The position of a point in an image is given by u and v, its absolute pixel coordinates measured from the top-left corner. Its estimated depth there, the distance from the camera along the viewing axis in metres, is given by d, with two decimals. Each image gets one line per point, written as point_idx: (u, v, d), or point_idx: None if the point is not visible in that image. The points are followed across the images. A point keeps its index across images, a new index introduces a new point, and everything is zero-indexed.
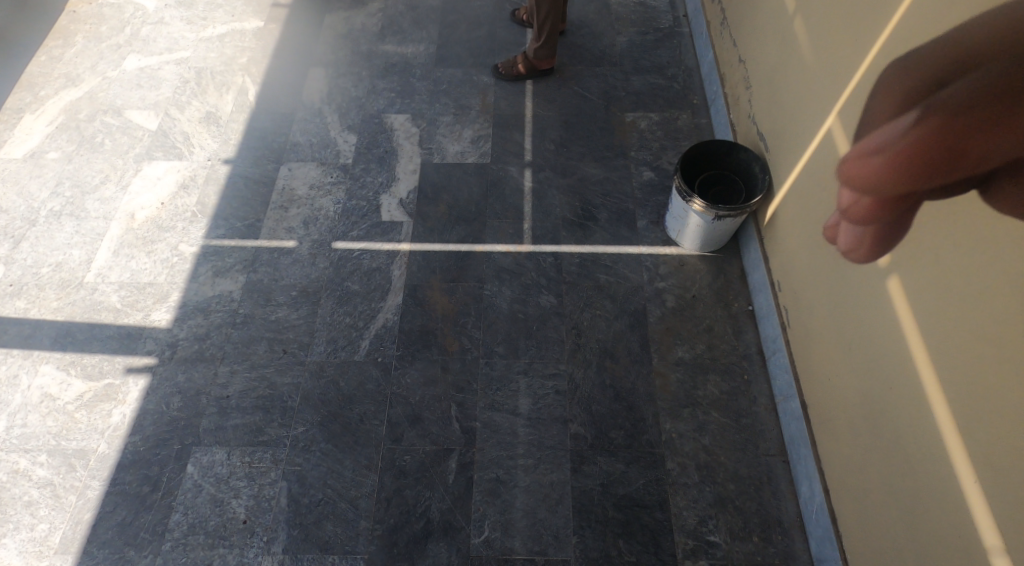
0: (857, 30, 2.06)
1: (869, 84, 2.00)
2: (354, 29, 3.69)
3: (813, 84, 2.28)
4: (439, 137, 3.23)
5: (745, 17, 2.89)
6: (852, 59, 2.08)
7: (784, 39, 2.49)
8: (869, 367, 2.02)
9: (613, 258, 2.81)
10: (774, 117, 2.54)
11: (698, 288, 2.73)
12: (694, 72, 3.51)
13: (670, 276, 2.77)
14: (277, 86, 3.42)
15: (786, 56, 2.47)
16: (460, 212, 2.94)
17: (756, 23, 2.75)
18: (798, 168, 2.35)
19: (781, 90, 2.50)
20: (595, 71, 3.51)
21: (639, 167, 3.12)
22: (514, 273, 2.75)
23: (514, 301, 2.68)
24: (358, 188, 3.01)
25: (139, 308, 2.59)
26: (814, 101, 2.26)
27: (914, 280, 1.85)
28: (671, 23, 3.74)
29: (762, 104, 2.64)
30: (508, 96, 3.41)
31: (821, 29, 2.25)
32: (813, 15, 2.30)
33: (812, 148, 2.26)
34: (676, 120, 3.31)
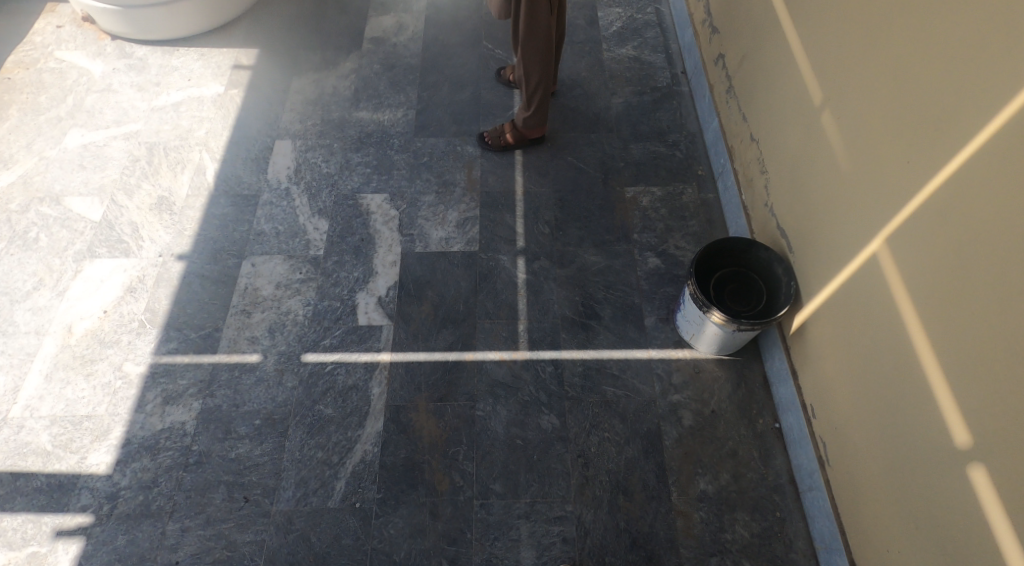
0: (909, 143, 1.73)
1: (930, 212, 1.68)
2: (325, 94, 3.41)
3: (847, 192, 1.94)
4: (421, 221, 2.94)
5: (755, 91, 2.60)
6: (902, 175, 1.75)
7: (806, 127, 2.17)
8: (935, 546, 1.68)
9: (624, 367, 2.48)
10: (797, 214, 2.22)
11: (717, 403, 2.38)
12: (697, 137, 3.24)
13: (685, 388, 2.42)
14: (240, 161, 3.11)
15: (808, 148, 2.15)
16: (447, 311, 2.63)
17: (770, 101, 2.44)
18: (833, 285, 2.01)
19: (805, 186, 2.17)
20: (589, 139, 3.25)
21: (643, 253, 2.84)
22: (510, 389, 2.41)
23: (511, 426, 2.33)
24: (331, 286, 2.70)
25: (73, 450, 2.22)
26: (850, 213, 1.93)
27: (999, 461, 1.52)
28: (668, 81, 3.49)
29: (783, 195, 2.33)
30: (495, 169, 3.14)
31: (856, 130, 1.92)
32: (843, 111, 1.97)
33: (850, 265, 1.92)
34: (680, 195, 3.04)
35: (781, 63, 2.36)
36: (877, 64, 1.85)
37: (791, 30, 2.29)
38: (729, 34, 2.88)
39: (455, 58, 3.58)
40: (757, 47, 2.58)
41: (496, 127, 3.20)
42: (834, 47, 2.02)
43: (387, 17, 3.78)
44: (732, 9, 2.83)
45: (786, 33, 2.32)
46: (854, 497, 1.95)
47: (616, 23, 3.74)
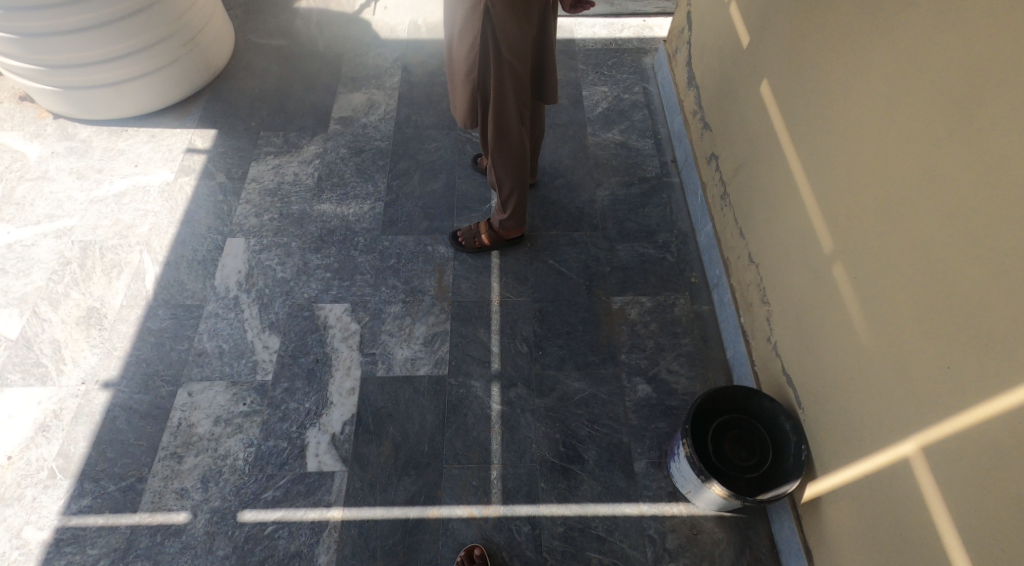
0: (957, 339, 1.49)
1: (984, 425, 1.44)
2: (284, 182, 3.10)
3: (868, 370, 1.70)
4: (385, 336, 2.62)
5: (756, 210, 2.33)
6: (944, 370, 1.51)
7: (816, 275, 1.91)
8: None
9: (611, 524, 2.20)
10: (808, 371, 1.94)
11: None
12: (689, 237, 2.95)
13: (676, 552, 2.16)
14: (183, 265, 2.80)
15: (818, 301, 1.89)
16: (409, 454, 2.31)
17: (775, 229, 2.18)
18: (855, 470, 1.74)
19: (816, 345, 1.91)
20: (571, 238, 2.95)
21: (631, 378, 2.53)
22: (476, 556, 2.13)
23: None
24: (277, 420, 2.37)
25: None
26: (872, 396, 1.68)
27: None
28: (658, 170, 3.20)
29: (792, 341, 2.04)
30: (470, 273, 2.83)
31: (881, 303, 1.67)
32: (864, 275, 1.72)
33: (875, 457, 1.67)
34: (672, 307, 2.74)
35: (787, 191, 2.10)
36: (909, 234, 1.60)
37: (796, 159, 2.03)
38: (725, 137, 2.63)
39: (429, 141, 3.29)
40: (757, 161, 2.32)
41: (470, 225, 2.90)
42: (849, 198, 1.77)
43: (357, 94, 3.49)
44: (727, 111, 2.58)
45: (790, 160, 2.07)
46: None
47: (602, 104, 3.48)
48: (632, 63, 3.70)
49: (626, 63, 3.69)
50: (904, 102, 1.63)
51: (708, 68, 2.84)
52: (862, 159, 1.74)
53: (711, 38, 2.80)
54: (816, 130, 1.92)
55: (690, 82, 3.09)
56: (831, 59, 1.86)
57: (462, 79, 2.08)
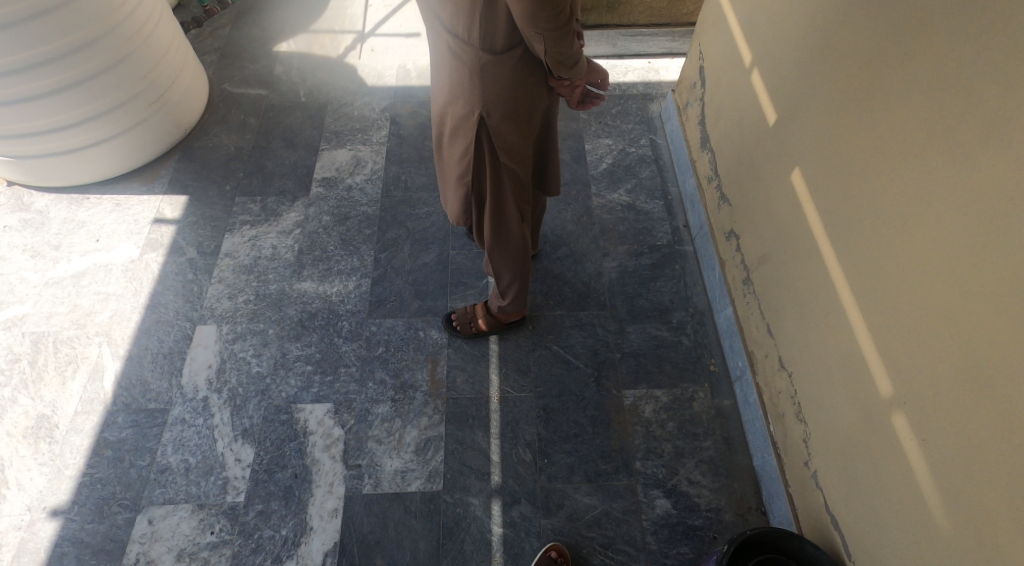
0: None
1: None
2: (261, 257, 2.81)
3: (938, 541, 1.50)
4: (372, 443, 2.36)
5: (790, 312, 2.06)
6: None
7: (874, 422, 1.67)
8: None
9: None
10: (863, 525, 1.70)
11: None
12: (706, 316, 2.66)
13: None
14: (146, 360, 2.53)
15: (879, 454, 1.65)
16: None
17: (812, 343, 1.92)
18: None
19: (873, 505, 1.66)
20: (576, 319, 2.67)
21: (648, 491, 2.26)
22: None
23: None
24: (250, 552, 2.15)
25: None
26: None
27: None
28: (670, 236, 2.91)
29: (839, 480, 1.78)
30: (465, 364, 2.55)
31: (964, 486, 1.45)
32: (941, 448, 1.50)
33: None
34: (690, 401, 2.45)
35: (826, 308, 1.83)
36: (1003, 416, 1.38)
37: (840, 279, 1.77)
38: (748, 220, 2.37)
39: (420, 205, 2.99)
40: (790, 257, 2.06)
41: (465, 308, 2.61)
42: (921, 353, 1.54)
43: (342, 150, 3.18)
44: (753, 191, 2.32)
45: (830, 276, 1.81)
46: None
47: (606, 160, 3.18)
48: (637, 111, 3.39)
49: (631, 111, 3.38)
50: (985, 240, 1.42)
51: (727, 135, 2.56)
52: (938, 311, 1.50)
53: (731, 103, 2.53)
54: (868, 258, 1.67)
55: (705, 143, 2.80)
56: (887, 182, 1.62)
57: (454, 180, 1.86)
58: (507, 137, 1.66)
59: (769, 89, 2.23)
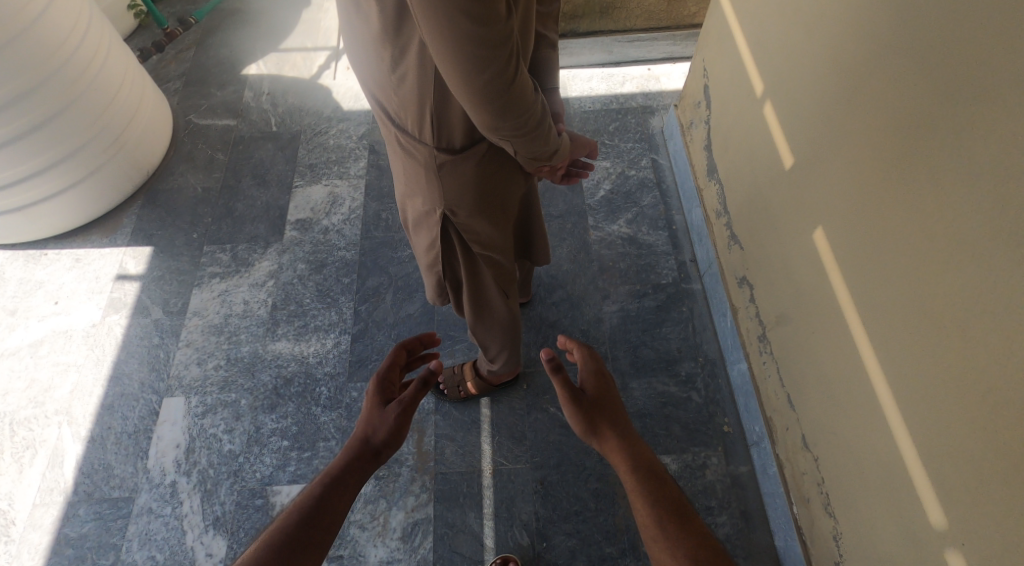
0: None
1: None
2: (232, 314, 2.60)
3: None
4: (355, 530, 2.18)
5: (816, 389, 1.82)
6: None
7: None
8: None
9: (602, 404, 1.58)
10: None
11: (690, 542, 1.40)
12: (718, 367, 2.43)
13: (637, 468, 1.49)
14: (109, 440, 2.34)
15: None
16: None
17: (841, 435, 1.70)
18: None
19: None
20: (575, 375, 2.44)
21: None
22: (354, 454, 1.48)
23: (283, 537, 1.36)
24: None
25: None
26: None
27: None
28: (676, 273, 2.65)
29: None
30: (455, 432, 2.33)
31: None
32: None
33: None
34: (703, 470, 2.25)
35: None
36: None
37: (883, 380, 1.59)
38: (763, 272, 2.12)
39: (402, 247, 2.75)
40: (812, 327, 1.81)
41: (454, 371, 2.37)
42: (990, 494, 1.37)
43: (317, 186, 2.92)
44: (769, 240, 2.06)
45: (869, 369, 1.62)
46: None
47: (604, 185, 2.89)
48: (637, 126, 3.10)
49: (630, 127, 3.10)
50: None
51: (738, 169, 2.28)
52: (1005, 445, 1.34)
53: (740, 134, 2.25)
54: (923, 367, 1.49)
55: (712, 172, 2.53)
56: (941, 284, 1.44)
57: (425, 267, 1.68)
58: (477, 230, 1.48)
59: (785, 127, 1.95)
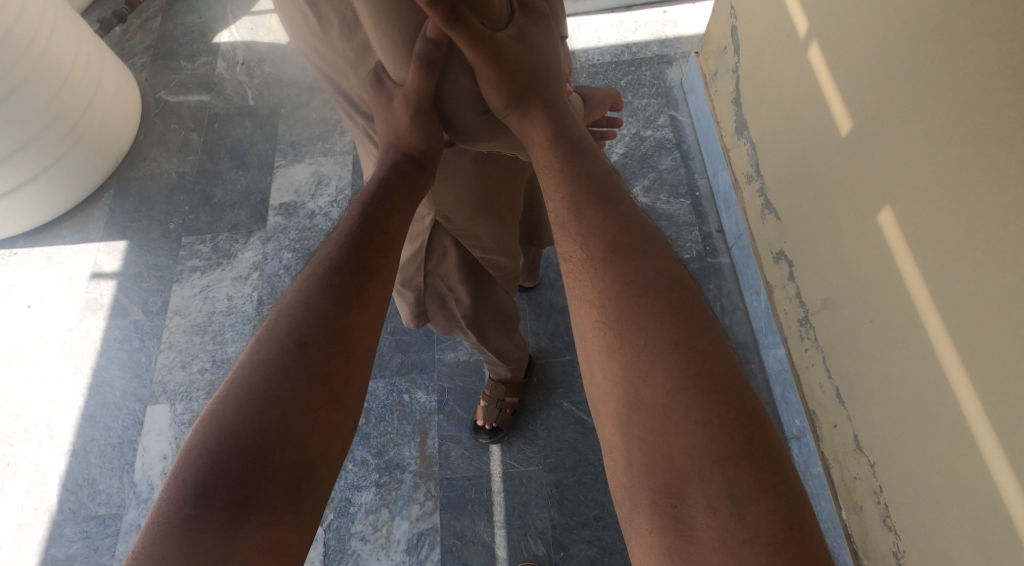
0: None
1: None
2: (217, 312, 2.42)
3: None
4: (356, 543, 2.03)
5: None
6: None
7: None
8: None
9: (523, 84, 1.08)
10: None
11: (656, 293, 0.95)
12: (751, 351, 2.23)
13: (575, 195, 1.02)
14: (93, 454, 2.18)
15: None
16: None
17: None
18: None
19: None
20: None
21: None
22: (387, 196, 1.10)
23: (303, 315, 0.98)
24: None
25: None
26: None
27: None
28: (700, 246, 2.44)
29: None
30: (461, 434, 2.17)
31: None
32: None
33: None
34: None
35: None
36: None
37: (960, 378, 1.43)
38: (806, 249, 1.91)
39: None
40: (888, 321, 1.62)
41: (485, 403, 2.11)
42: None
43: (300, 166, 2.70)
44: (818, 213, 1.85)
45: None
46: None
47: (616, 149, 2.65)
48: (653, 79, 2.81)
49: (644, 81, 2.81)
50: None
51: (775, 130, 2.04)
52: None
53: (778, 91, 2.01)
54: (1014, 376, 1.36)
55: (741, 130, 2.27)
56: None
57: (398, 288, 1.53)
58: (472, 241, 1.43)
59: (844, 90, 1.75)
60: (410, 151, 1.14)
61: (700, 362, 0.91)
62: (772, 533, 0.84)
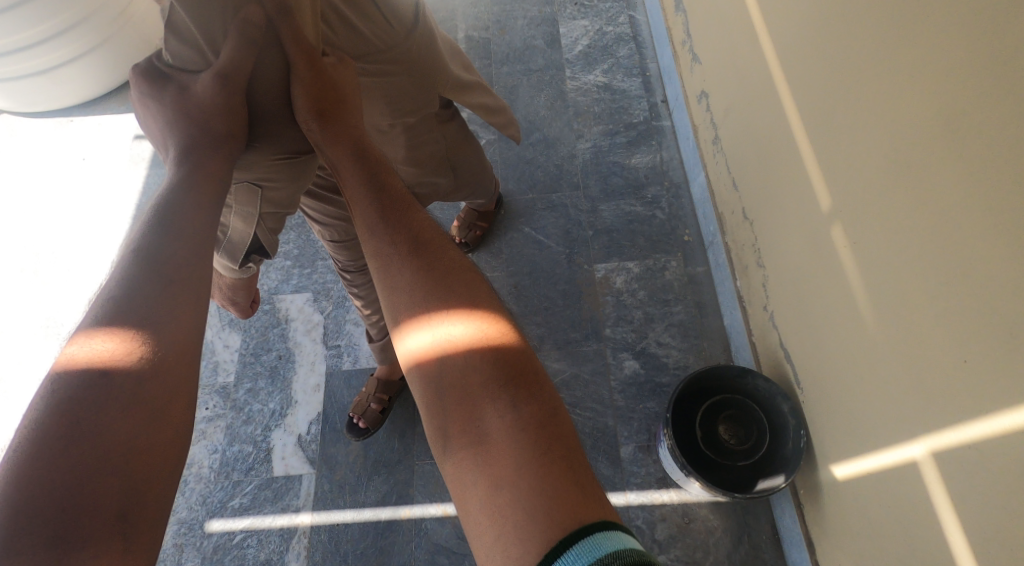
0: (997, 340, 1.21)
1: (944, 365, 1.30)
2: None
3: (836, 315, 1.58)
4: (350, 325, 2.47)
5: (748, 152, 2.05)
6: (898, 299, 1.39)
7: (817, 229, 1.62)
8: None
9: (331, 101, 1.27)
10: (823, 351, 1.64)
11: (440, 270, 1.10)
12: (682, 189, 2.69)
13: (376, 198, 1.17)
14: None
15: (816, 255, 1.64)
16: (379, 452, 2.20)
17: (768, 181, 1.91)
18: (840, 431, 1.59)
19: (813, 319, 1.67)
20: (548, 201, 2.73)
21: (617, 355, 2.34)
22: (189, 206, 1.14)
23: (104, 340, 0.99)
24: (242, 424, 2.29)
25: None
26: (852, 344, 1.53)
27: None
28: (647, 113, 2.91)
29: (792, 309, 1.79)
30: None
31: (892, 299, 1.40)
32: (868, 250, 1.46)
33: (855, 427, 1.54)
34: (663, 271, 2.51)
35: (781, 137, 1.82)
36: (859, 166, 1.47)
37: None
38: (714, 72, 2.35)
39: None
40: (748, 97, 2.04)
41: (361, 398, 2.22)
42: (857, 150, 1.48)
43: None
44: (719, 34, 2.28)
45: (781, 97, 1.81)
46: None
47: (582, 42, 3.13)
48: None
49: None
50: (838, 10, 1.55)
51: None
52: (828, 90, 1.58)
53: None
54: (804, 75, 1.69)
55: (678, 6, 2.77)
56: None
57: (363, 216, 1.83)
58: (255, 228, 1.50)
59: None
60: (212, 127, 1.23)
61: (481, 338, 1.04)
62: (547, 451, 0.96)
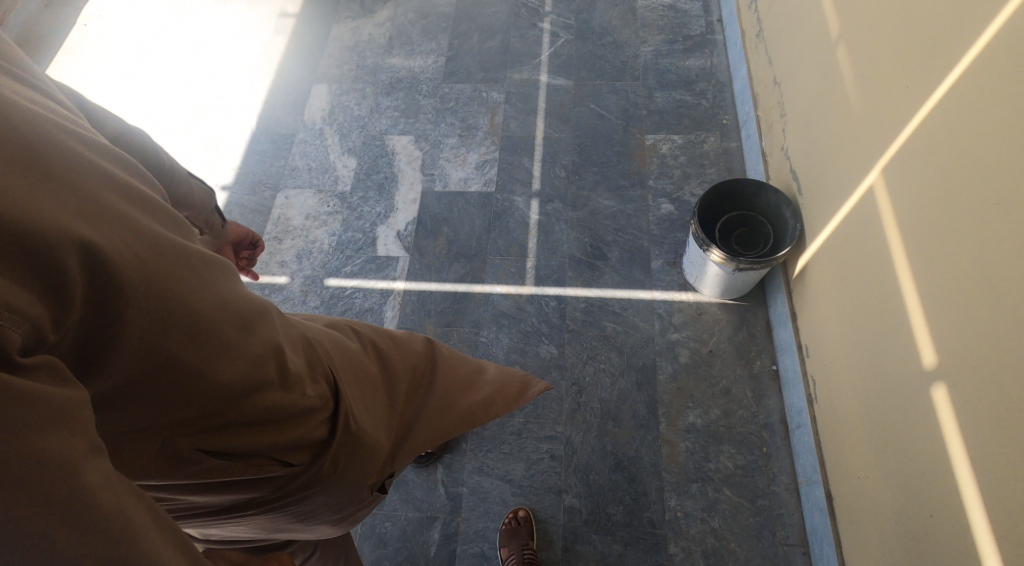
0: (907, 43, 1.72)
1: (872, 78, 1.88)
2: (361, 41, 3.51)
3: (828, 92, 2.16)
4: (443, 162, 3.06)
5: (784, 31, 2.59)
6: (857, 51, 1.99)
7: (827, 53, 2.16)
8: (892, 421, 1.73)
9: None
10: (822, 140, 2.17)
11: None
12: (726, 87, 3.21)
13: None
14: (279, 105, 3.32)
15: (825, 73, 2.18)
16: (460, 248, 2.80)
17: (798, 43, 2.44)
18: (823, 184, 2.14)
19: (816, 114, 2.24)
20: (614, 86, 3.26)
21: (657, 199, 2.87)
22: None
23: None
24: (355, 219, 2.93)
25: None
26: (835, 107, 2.10)
27: (974, 404, 1.48)
28: (703, 29, 3.44)
29: (802, 133, 2.34)
30: (518, 114, 3.18)
31: (867, 58, 1.92)
32: (852, 33, 2.02)
33: (830, 174, 2.09)
34: (702, 143, 3.03)
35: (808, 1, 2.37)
36: None
37: None
38: None
39: (488, 7, 3.58)
40: None
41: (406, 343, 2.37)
42: None
43: None
44: None
45: None
46: (841, 423, 1.96)
47: None
48: None
49: None
50: None
51: None
52: None
53: None
54: None
55: None
56: None
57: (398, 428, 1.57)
58: None
59: None
60: None
61: None
62: None
